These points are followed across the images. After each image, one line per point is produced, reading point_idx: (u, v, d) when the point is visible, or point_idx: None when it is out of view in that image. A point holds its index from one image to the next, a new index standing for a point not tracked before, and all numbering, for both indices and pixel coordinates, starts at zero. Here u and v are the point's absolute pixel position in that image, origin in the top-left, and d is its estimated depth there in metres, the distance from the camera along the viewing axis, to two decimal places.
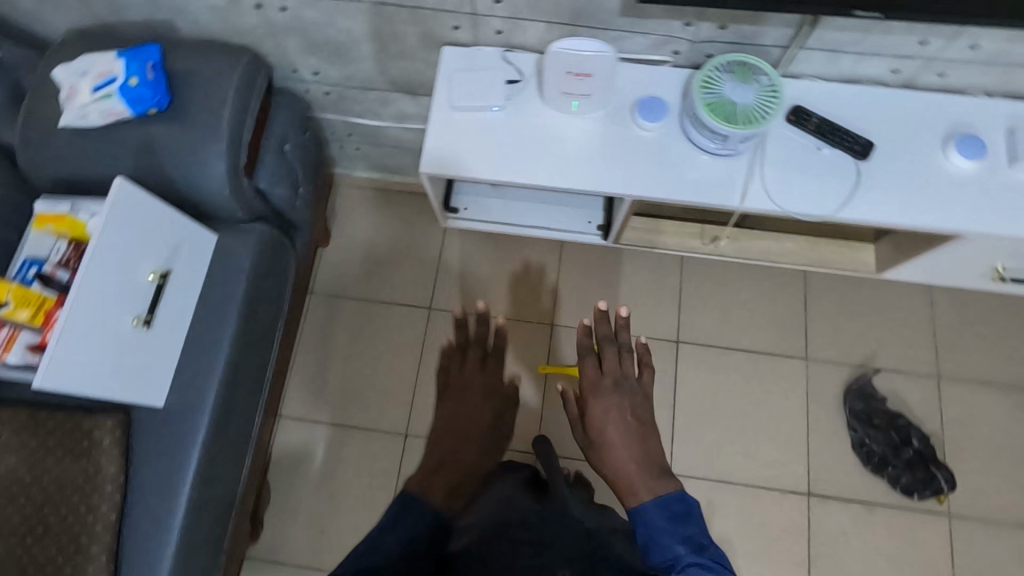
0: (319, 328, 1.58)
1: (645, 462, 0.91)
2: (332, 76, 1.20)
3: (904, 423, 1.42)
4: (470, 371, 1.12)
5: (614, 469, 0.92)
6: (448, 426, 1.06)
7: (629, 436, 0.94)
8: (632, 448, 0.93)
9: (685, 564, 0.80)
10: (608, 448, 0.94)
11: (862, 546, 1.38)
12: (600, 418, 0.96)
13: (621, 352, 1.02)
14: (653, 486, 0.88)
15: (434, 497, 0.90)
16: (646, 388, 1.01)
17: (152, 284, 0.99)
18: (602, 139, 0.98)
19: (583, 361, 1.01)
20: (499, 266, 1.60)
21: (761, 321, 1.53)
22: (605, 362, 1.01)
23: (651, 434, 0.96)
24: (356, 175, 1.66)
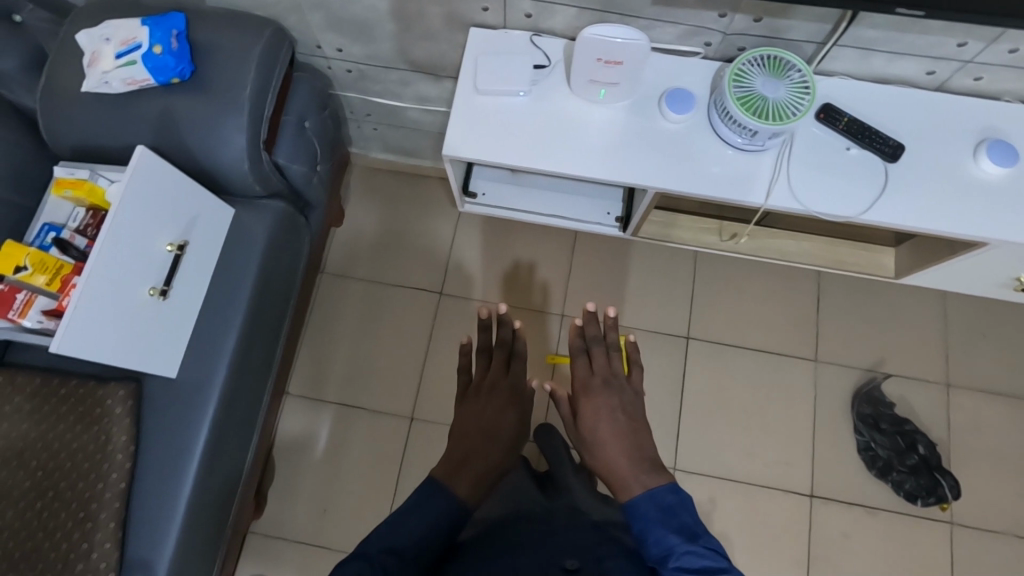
0: (327, 307, 1.58)
1: (639, 455, 0.91)
2: (355, 54, 1.19)
3: (910, 429, 1.41)
4: (495, 373, 1.10)
5: (607, 466, 0.92)
6: (466, 414, 1.04)
7: (621, 431, 0.94)
8: (624, 443, 0.93)
9: (681, 553, 0.77)
10: (600, 444, 0.94)
11: (862, 549, 1.38)
12: (591, 417, 0.97)
13: (610, 353, 1.06)
14: (645, 480, 0.87)
15: (456, 490, 0.91)
16: (636, 387, 1.04)
17: (169, 255, 0.99)
18: (627, 129, 0.97)
19: (575, 360, 1.05)
20: (512, 253, 1.59)
21: (772, 321, 1.52)
22: (595, 361, 1.04)
23: (642, 428, 0.96)
24: (371, 157, 1.65)
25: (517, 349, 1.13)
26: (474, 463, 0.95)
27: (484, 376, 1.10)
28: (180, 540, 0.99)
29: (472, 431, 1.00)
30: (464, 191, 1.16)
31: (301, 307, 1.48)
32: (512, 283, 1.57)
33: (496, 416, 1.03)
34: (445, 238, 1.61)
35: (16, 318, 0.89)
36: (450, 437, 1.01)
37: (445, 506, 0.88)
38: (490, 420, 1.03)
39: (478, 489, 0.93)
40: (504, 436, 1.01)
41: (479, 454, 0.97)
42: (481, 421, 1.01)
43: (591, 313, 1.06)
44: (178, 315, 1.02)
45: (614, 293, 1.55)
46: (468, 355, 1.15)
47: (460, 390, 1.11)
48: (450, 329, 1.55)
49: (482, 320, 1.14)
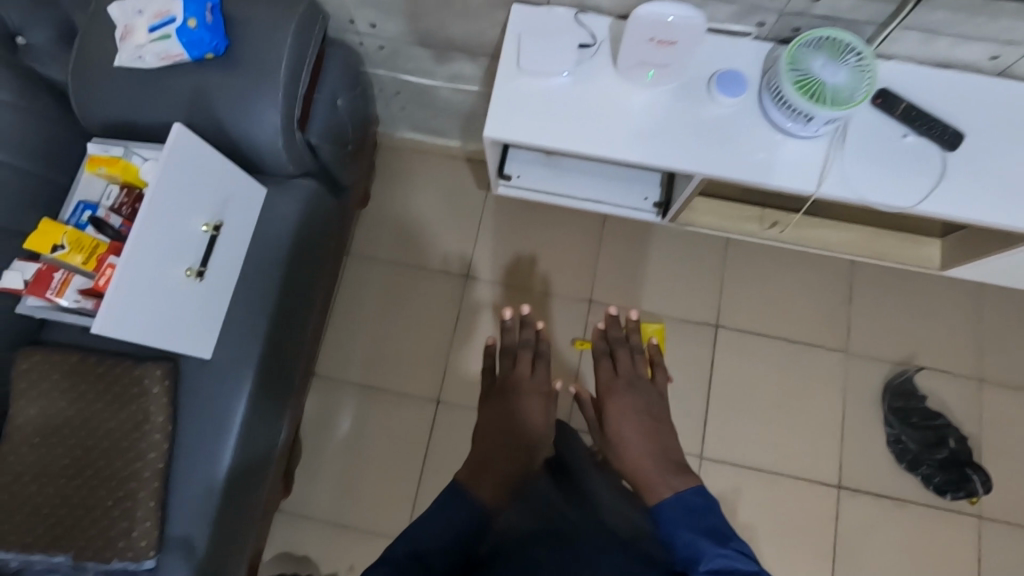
0: (355, 289, 1.57)
1: (663, 457, 0.92)
2: (389, 30, 1.15)
3: (941, 423, 1.40)
4: (520, 373, 1.12)
5: (634, 467, 0.93)
6: (496, 412, 1.06)
7: (645, 431, 0.96)
8: (650, 444, 0.94)
9: (712, 556, 0.76)
10: (625, 445, 0.95)
11: (888, 540, 1.38)
12: (616, 418, 0.99)
13: (634, 355, 1.09)
14: (672, 482, 0.88)
15: (480, 492, 0.91)
16: (660, 389, 1.06)
17: (205, 235, 0.97)
18: (673, 112, 0.94)
19: (599, 363, 1.08)
20: (540, 237, 1.56)
21: (803, 310, 1.50)
22: (619, 363, 1.07)
23: (666, 430, 0.98)
24: (398, 136, 1.62)
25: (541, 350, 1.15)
26: (497, 467, 0.95)
27: (510, 374, 1.12)
28: (217, 520, 0.99)
29: (496, 432, 1.02)
30: (498, 173, 1.14)
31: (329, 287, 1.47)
32: (539, 267, 1.55)
33: (523, 416, 1.05)
34: (471, 221, 1.59)
35: (54, 297, 0.88)
36: (475, 439, 1.02)
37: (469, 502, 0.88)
38: (517, 418, 1.05)
39: (502, 488, 0.93)
40: (529, 436, 1.03)
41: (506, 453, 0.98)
42: (505, 423, 1.03)
43: (613, 315, 1.08)
44: (213, 295, 1.01)
45: (642, 279, 1.53)
46: (493, 354, 1.18)
47: (485, 389, 1.14)
48: (475, 313, 1.54)
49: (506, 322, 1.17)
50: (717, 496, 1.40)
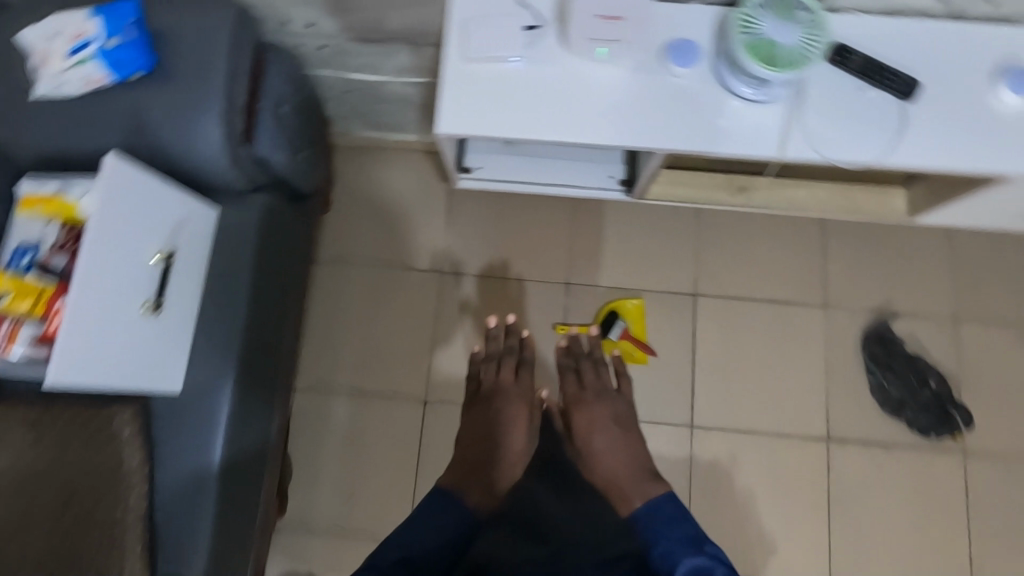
0: (326, 296, 1.53)
1: (634, 466, 1.12)
2: (328, 28, 1.10)
3: (922, 364, 1.44)
4: (504, 379, 1.20)
5: (606, 476, 1.11)
6: (482, 424, 1.16)
7: (619, 444, 1.14)
8: (622, 454, 1.13)
9: (688, 560, 0.98)
10: (599, 455, 1.13)
11: (881, 485, 1.41)
12: (587, 429, 1.16)
13: (599, 367, 1.24)
14: (642, 490, 1.08)
15: (467, 497, 1.07)
16: (626, 396, 1.23)
17: (157, 266, 0.93)
18: (630, 88, 0.91)
19: (566, 378, 1.23)
20: (510, 225, 1.54)
21: (779, 269, 1.50)
22: (585, 377, 1.22)
23: (632, 437, 1.17)
24: (353, 135, 1.57)
25: (524, 357, 1.23)
26: (483, 472, 1.10)
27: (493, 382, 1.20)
28: (210, 555, 0.97)
29: (482, 438, 1.14)
30: (457, 165, 1.11)
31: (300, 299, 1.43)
32: (513, 256, 1.53)
33: (507, 427, 1.15)
34: (439, 216, 1.56)
35: (5, 349, 0.85)
36: (460, 444, 1.15)
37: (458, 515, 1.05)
38: (501, 427, 1.16)
39: (489, 495, 1.09)
40: (509, 443, 1.14)
41: (494, 466, 1.11)
42: (490, 428, 1.14)
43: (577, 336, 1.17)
44: (177, 327, 0.97)
45: (618, 256, 1.51)
46: (476, 361, 1.25)
47: (470, 396, 1.21)
48: (453, 309, 1.51)
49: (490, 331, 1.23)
50: (712, 463, 1.42)
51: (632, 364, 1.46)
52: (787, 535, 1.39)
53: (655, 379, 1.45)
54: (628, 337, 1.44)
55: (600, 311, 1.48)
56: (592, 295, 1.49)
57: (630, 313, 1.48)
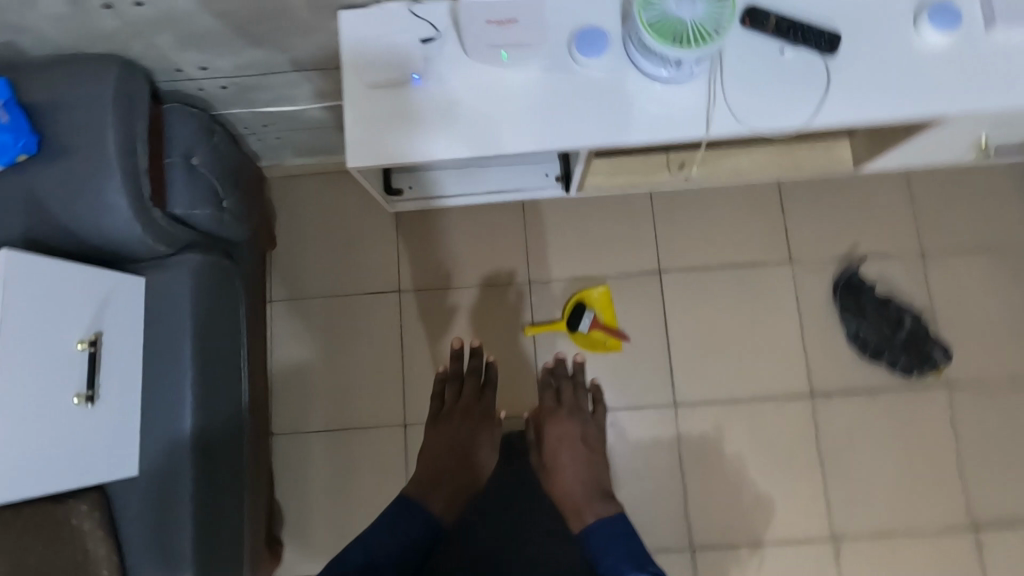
0: (286, 334, 1.49)
1: (592, 486, 1.17)
2: (225, 68, 1.04)
3: (894, 306, 1.42)
4: (469, 399, 1.26)
5: (565, 492, 1.17)
6: (441, 439, 1.22)
7: (580, 462, 1.19)
8: (585, 475, 1.18)
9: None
10: (560, 468, 1.19)
11: (869, 431, 1.41)
12: (554, 445, 1.21)
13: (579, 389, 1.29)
14: (597, 510, 1.14)
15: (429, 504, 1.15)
16: (599, 421, 1.27)
17: (83, 353, 0.89)
18: (540, 88, 0.87)
19: (543, 394, 1.28)
20: (462, 231, 1.50)
21: (740, 233, 1.47)
22: (561, 395, 1.27)
23: (598, 461, 1.20)
24: (286, 164, 1.51)
25: (487, 378, 1.29)
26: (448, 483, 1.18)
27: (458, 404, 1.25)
28: None
29: (447, 454, 1.20)
30: (383, 189, 1.07)
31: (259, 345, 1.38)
32: (471, 262, 1.49)
33: (467, 443, 1.21)
34: (389, 233, 1.51)
35: None
36: (425, 457, 1.21)
37: (421, 521, 1.13)
38: (466, 446, 1.22)
39: (452, 503, 1.17)
40: (474, 457, 1.21)
41: (455, 475, 1.18)
42: (455, 441, 1.21)
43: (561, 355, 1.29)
44: (119, 412, 0.94)
45: (576, 245, 1.48)
46: (442, 381, 1.30)
47: (434, 415, 1.26)
48: (418, 326, 1.48)
49: (456, 350, 1.28)
50: (700, 437, 1.41)
51: (607, 352, 1.44)
52: (784, 498, 1.39)
53: (632, 363, 1.44)
54: (599, 327, 1.42)
55: (567, 304, 1.44)
56: (556, 290, 1.46)
57: (597, 301, 1.45)
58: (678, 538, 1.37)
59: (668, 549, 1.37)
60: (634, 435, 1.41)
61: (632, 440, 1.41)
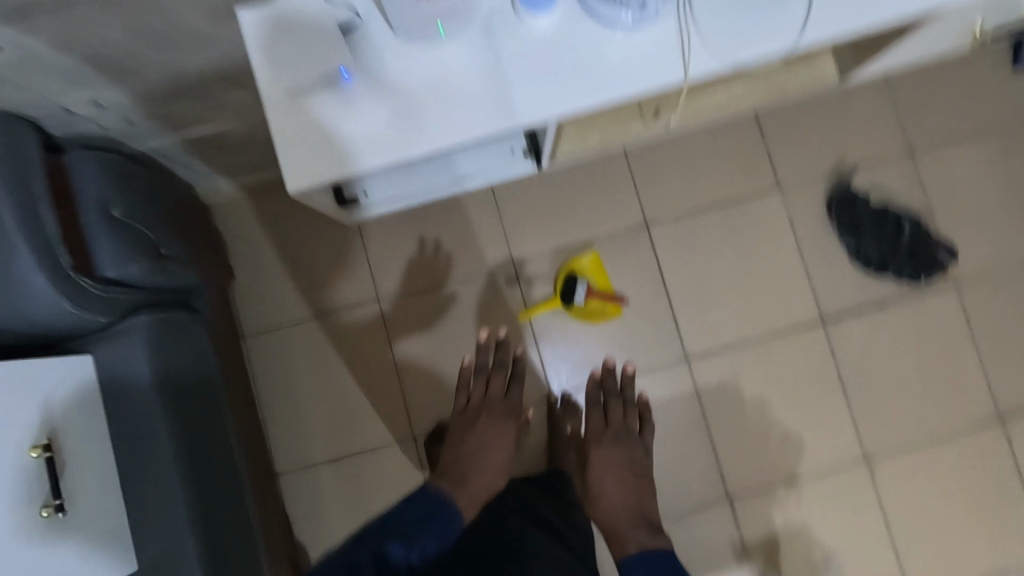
0: (269, 368, 1.38)
1: (638, 514, 1.09)
2: (123, 99, 0.89)
3: (892, 215, 1.36)
4: (494, 394, 1.19)
5: (607, 519, 1.10)
6: (466, 433, 1.14)
7: (626, 488, 1.13)
8: (629, 499, 1.11)
9: None
10: (603, 493, 1.13)
11: (885, 345, 1.37)
12: (601, 469, 1.15)
13: (626, 406, 1.24)
14: (640, 539, 1.05)
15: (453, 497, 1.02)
16: (646, 445, 1.21)
17: (38, 459, 0.80)
18: (489, 59, 0.75)
19: (592, 412, 1.23)
20: (432, 223, 1.39)
21: (722, 167, 1.39)
22: (610, 415, 1.22)
23: (645, 488, 1.14)
24: (226, 186, 1.36)
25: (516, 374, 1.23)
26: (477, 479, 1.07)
27: (486, 398, 1.18)
28: None
29: (473, 452, 1.10)
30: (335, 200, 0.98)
31: (240, 388, 1.28)
32: (448, 254, 1.39)
33: (494, 442, 1.13)
34: (353, 241, 1.39)
35: None
36: (449, 452, 1.12)
37: (432, 512, 0.97)
38: (490, 441, 1.13)
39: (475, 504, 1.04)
40: (501, 456, 1.12)
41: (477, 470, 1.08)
42: (481, 438, 1.13)
43: (613, 368, 1.25)
44: (100, 515, 0.85)
45: (555, 215, 1.38)
46: (466, 375, 1.23)
47: (459, 410, 1.19)
48: (406, 332, 1.38)
49: (483, 343, 1.22)
50: (718, 387, 1.36)
51: (608, 320, 1.37)
52: (811, 429, 1.35)
53: (636, 326, 1.37)
54: (595, 295, 1.34)
55: (559, 275, 1.36)
56: (543, 265, 1.37)
57: (588, 268, 1.36)
58: (713, 492, 1.34)
59: (704, 506, 1.34)
60: (651, 398, 1.36)
61: (650, 404, 1.36)
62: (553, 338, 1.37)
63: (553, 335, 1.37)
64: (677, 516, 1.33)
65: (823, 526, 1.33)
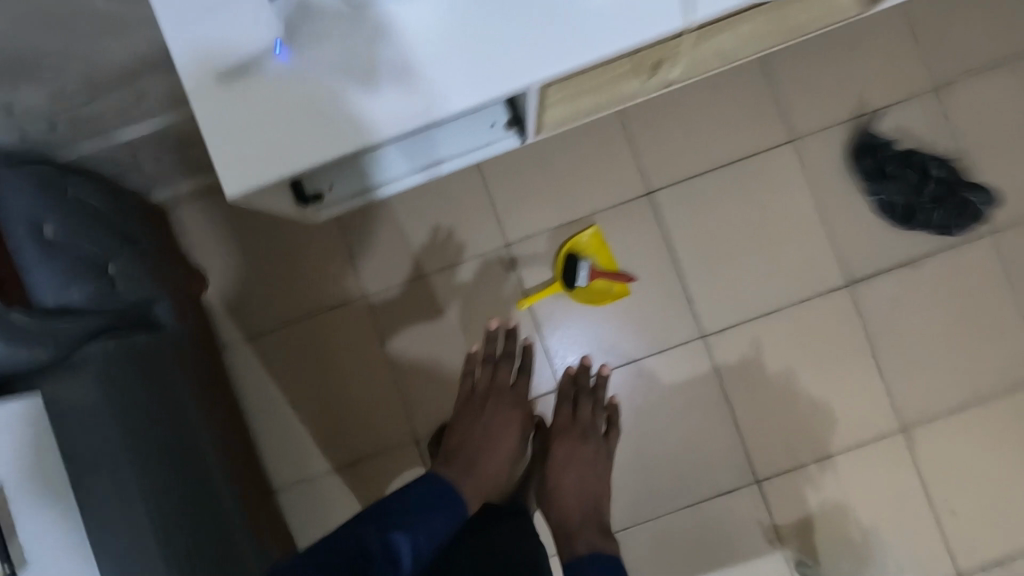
0: (255, 380, 1.29)
1: (592, 515, 1.03)
2: (39, 100, 0.77)
3: (918, 157, 1.22)
4: (500, 382, 1.12)
5: (560, 517, 1.04)
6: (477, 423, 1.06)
7: (586, 487, 1.06)
8: (586, 498, 1.06)
9: None
10: (560, 490, 1.06)
11: (919, 305, 1.25)
12: (559, 466, 1.08)
13: (597, 406, 1.17)
14: (591, 541, 0.99)
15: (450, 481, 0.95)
16: (609, 447, 1.14)
17: None
18: (453, 17, 0.63)
19: (561, 407, 1.15)
20: (415, 210, 1.27)
21: (730, 123, 1.25)
22: (578, 412, 1.15)
23: (601, 492, 1.07)
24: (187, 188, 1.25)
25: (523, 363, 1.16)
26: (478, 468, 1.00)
27: (500, 387, 1.11)
28: None
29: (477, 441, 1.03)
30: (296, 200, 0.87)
31: (225, 406, 1.19)
32: (436, 243, 1.27)
33: (504, 432, 1.06)
34: (332, 236, 1.28)
35: None
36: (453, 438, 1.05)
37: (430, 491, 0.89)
38: (496, 432, 1.06)
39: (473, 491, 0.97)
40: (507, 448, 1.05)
41: (488, 461, 1.02)
42: (486, 428, 1.05)
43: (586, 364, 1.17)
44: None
45: (550, 190, 1.26)
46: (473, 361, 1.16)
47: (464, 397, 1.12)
48: (398, 331, 1.28)
49: (493, 330, 1.15)
50: (739, 364, 1.25)
51: (614, 301, 1.26)
52: (843, 401, 1.25)
53: (646, 305, 1.26)
54: (598, 275, 1.23)
55: (559, 256, 1.25)
56: (540, 247, 1.26)
57: (590, 246, 1.25)
58: (738, 475, 1.25)
59: (730, 490, 1.25)
60: (667, 381, 1.26)
61: (666, 387, 1.26)
62: (556, 325, 1.26)
63: (555, 321, 1.26)
64: (700, 503, 1.25)
65: (859, 503, 1.24)
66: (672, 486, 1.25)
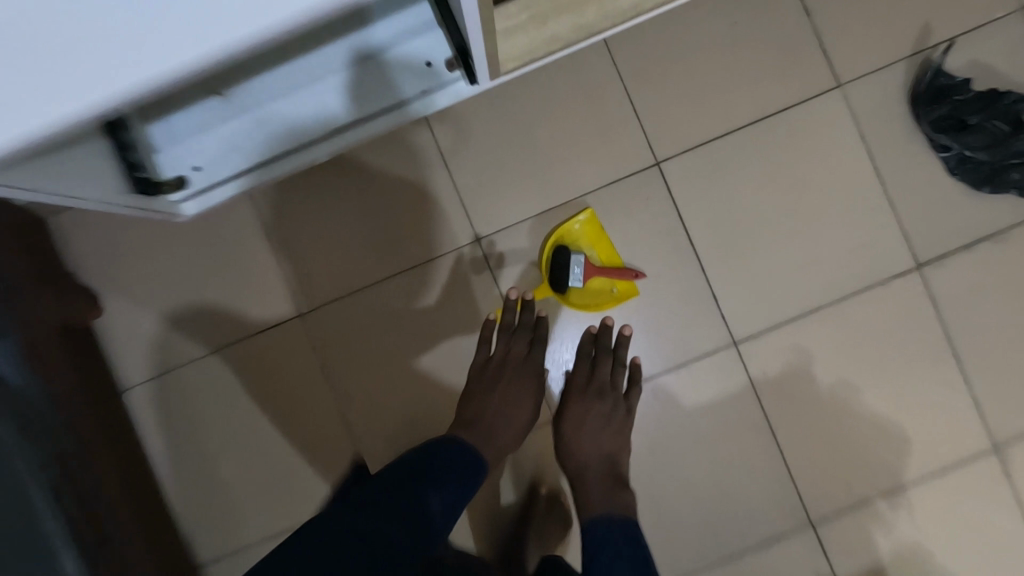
0: (166, 428, 1.00)
1: (610, 490, 0.87)
2: None
3: (1014, 97, 0.91)
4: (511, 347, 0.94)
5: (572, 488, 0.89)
6: (490, 387, 0.91)
7: (604, 457, 0.89)
8: (602, 470, 0.89)
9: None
10: (572, 460, 0.90)
11: (1010, 288, 0.98)
12: (573, 435, 0.91)
13: (617, 367, 0.95)
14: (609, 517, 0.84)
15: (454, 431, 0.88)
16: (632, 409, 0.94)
17: None
18: None
19: (575, 367, 0.95)
20: (360, 199, 0.99)
21: (756, 68, 0.98)
22: (597, 373, 0.94)
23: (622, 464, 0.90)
24: None
25: (542, 329, 0.95)
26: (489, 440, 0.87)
27: (514, 345, 0.93)
28: None
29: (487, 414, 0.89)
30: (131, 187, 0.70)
31: (113, 473, 0.90)
32: (389, 242, 0.99)
33: (520, 402, 0.90)
34: (255, 237, 1.00)
35: None
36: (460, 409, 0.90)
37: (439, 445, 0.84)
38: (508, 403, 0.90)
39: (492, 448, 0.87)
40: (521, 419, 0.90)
41: (504, 427, 0.89)
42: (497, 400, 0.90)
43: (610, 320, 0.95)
44: None
45: (530, 166, 0.99)
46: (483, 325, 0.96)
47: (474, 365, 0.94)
48: (346, 354, 1.00)
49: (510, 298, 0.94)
50: (782, 377, 0.98)
51: (618, 304, 0.99)
52: (918, 416, 0.98)
53: (659, 307, 0.99)
54: (596, 272, 0.96)
55: (546, 249, 0.97)
56: (522, 238, 0.99)
57: (584, 236, 0.98)
58: (789, 517, 0.98)
59: (779, 536, 0.98)
60: (690, 403, 0.99)
61: (690, 411, 0.99)
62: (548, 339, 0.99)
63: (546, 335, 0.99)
64: (743, 554, 0.98)
65: (945, 546, 0.97)
66: (705, 534, 0.99)
